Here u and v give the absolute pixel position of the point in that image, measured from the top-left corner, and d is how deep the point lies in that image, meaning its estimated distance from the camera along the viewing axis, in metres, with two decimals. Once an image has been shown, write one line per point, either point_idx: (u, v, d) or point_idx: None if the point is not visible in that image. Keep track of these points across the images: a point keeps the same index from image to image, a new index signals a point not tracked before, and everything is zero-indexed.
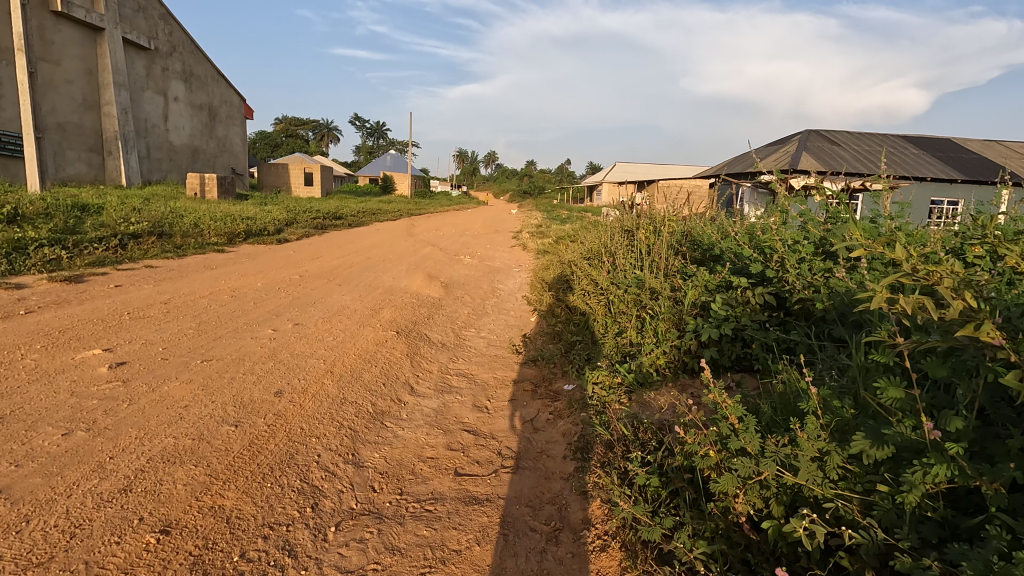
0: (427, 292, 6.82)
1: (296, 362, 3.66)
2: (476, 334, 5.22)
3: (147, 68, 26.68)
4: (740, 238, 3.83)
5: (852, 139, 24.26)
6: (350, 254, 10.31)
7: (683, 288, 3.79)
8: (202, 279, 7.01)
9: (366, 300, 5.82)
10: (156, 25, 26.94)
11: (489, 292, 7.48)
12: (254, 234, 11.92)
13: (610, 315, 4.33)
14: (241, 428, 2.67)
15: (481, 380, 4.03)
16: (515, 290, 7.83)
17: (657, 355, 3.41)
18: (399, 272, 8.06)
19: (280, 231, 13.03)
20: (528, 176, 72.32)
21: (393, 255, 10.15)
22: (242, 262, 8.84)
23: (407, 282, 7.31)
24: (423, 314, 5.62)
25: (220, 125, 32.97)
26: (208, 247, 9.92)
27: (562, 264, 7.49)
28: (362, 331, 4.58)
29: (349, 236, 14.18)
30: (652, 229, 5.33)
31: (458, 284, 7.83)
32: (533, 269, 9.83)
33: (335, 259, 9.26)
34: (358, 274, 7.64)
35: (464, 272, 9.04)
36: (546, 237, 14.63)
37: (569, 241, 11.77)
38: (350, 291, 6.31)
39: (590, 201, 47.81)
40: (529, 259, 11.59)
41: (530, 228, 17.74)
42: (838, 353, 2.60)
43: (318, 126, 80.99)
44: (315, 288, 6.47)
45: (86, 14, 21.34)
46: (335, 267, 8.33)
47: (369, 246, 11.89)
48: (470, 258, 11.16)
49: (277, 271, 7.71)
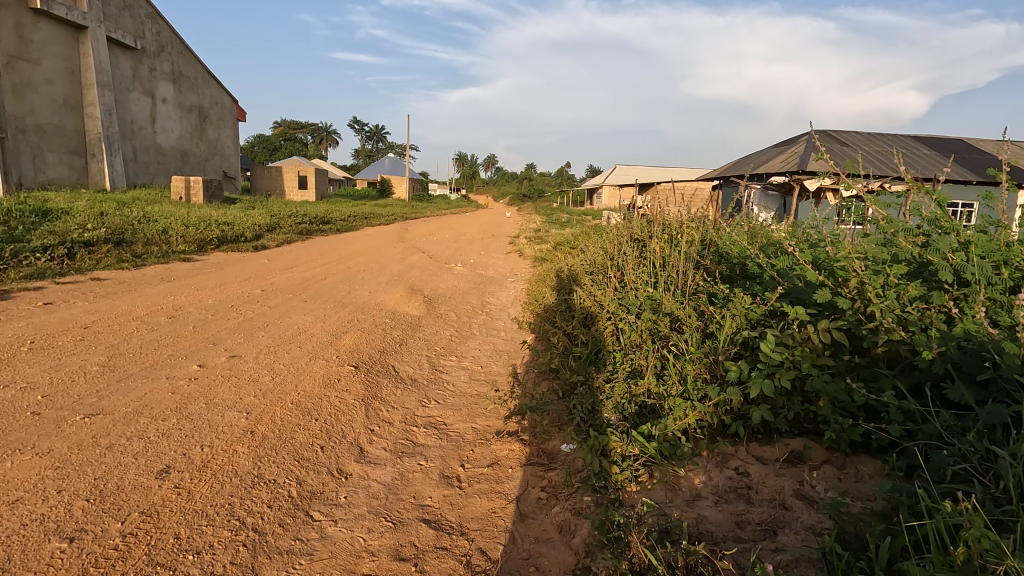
0: (405, 309, 5.97)
1: (206, 417, 2.78)
2: (456, 365, 4.35)
3: (134, 68, 25.93)
4: (789, 252, 2.95)
5: (862, 139, 23.42)
6: (330, 262, 9.47)
7: (716, 318, 2.92)
8: (151, 295, 6.17)
9: (329, 322, 4.96)
10: (142, 24, 26.21)
11: (477, 308, 6.63)
12: (229, 241, 11.09)
13: (619, 347, 3.46)
14: (77, 547, 1.80)
15: (456, 434, 3.16)
16: (507, 305, 6.97)
17: (685, 413, 2.52)
18: (376, 285, 7.19)
19: (259, 237, 12.19)
20: (528, 179, 71.54)
21: (377, 264, 9.32)
22: (206, 273, 7.97)
23: (385, 297, 6.45)
24: (395, 338, 4.76)
25: (211, 128, 32.18)
26: (173, 256, 9.07)
27: (561, 276, 6.64)
28: (313, 366, 3.70)
29: (335, 242, 13.36)
30: (667, 238, 4.47)
31: (444, 298, 6.99)
32: (529, 279, 9.00)
33: (310, 269, 8.41)
34: (330, 287, 6.77)
35: (452, 283, 8.20)
36: (545, 243, 13.77)
37: (569, 248, 10.94)
38: (314, 310, 5.45)
39: (590, 204, 47.18)
40: (525, 268, 10.73)
41: (528, 233, 16.88)
42: (973, 437, 1.75)
43: (316, 130, 80.53)
44: (274, 306, 5.61)
45: (68, 11, 20.56)
46: (307, 279, 7.48)
47: (353, 253, 11.07)
48: (461, 266, 10.34)
49: (238, 284, 6.85)
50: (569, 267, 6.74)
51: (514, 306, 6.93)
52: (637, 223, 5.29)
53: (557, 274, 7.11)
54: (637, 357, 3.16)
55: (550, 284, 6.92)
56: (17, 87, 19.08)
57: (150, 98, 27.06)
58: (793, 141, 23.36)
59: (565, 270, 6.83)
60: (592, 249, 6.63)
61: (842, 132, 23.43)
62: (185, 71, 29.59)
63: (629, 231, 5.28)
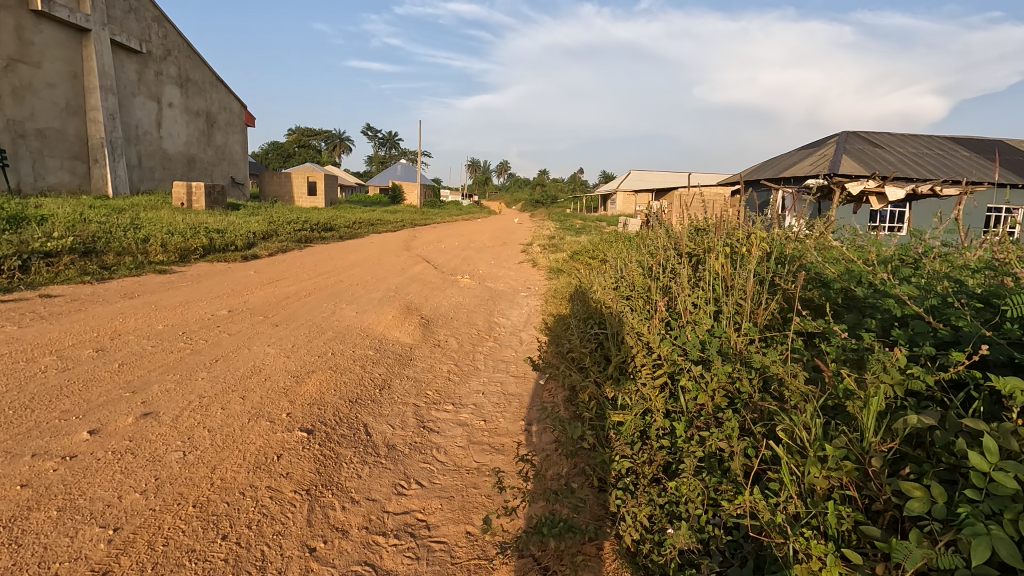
0: (395, 335, 4.94)
1: (44, 546, 1.77)
2: (451, 422, 3.29)
3: (139, 72, 25.44)
4: (962, 312, 1.95)
5: (895, 141, 22.16)
6: (322, 274, 8.52)
7: (844, 385, 1.89)
8: (98, 317, 5.23)
9: (296, 358, 3.94)
10: (148, 27, 25.75)
11: (484, 332, 5.59)
12: (216, 250, 10.20)
13: (679, 414, 2.44)
14: None
15: (441, 550, 2.11)
16: (520, 328, 5.93)
17: (823, 565, 1.47)
18: (367, 303, 6.18)
19: (252, 245, 11.30)
20: (540, 185, 70.62)
21: (373, 277, 8.34)
22: (178, 289, 7.03)
23: (374, 320, 5.42)
24: (376, 379, 3.73)
25: (219, 133, 31.65)
26: (147, 267, 8.17)
27: (584, 294, 5.59)
28: (248, 430, 2.66)
29: (335, 250, 12.43)
30: (727, 256, 3.42)
31: (444, 318, 5.98)
32: (543, 294, 7.96)
33: (297, 283, 7.47)
34: (311, 307, 5.77)
35: (457, 300, 7.17)
36: (560, 251, 12.72)
37: (587, 257, 9.87)
38: (283, 340, 4.44)
39: (603, 210, 46.10)
40: (540, 280, 9.69)
41: (541, 240, 15.84)
42: None
43: (329, 137, 80.47)
44: (236, 333, 4.61)
45: (70, 14, 19.94)
46: (289, 295, 6.52)
47: (351, 264, 10.13)
48: (468, 278, 9.35)
49: (207, 303, 5.88)
50: (593, 285, 5.70)
51: (529, 328, 5.89)
52: (682, 232, 4.21)
53: (579, 292, 6.06)
54: (711, 435, 2.12)
55: (571, 305, 5.86)
56: (16, 91, 18.48)
57: (155, 103, 26.57)
58: (821, 143, 22.10)
59: (589, 288, 5.79)
60: (621, 261, 5.56)
61: (874, 134, 22.16)
62: (192, 76, 29.12)
63: (670, 240, 4.22)
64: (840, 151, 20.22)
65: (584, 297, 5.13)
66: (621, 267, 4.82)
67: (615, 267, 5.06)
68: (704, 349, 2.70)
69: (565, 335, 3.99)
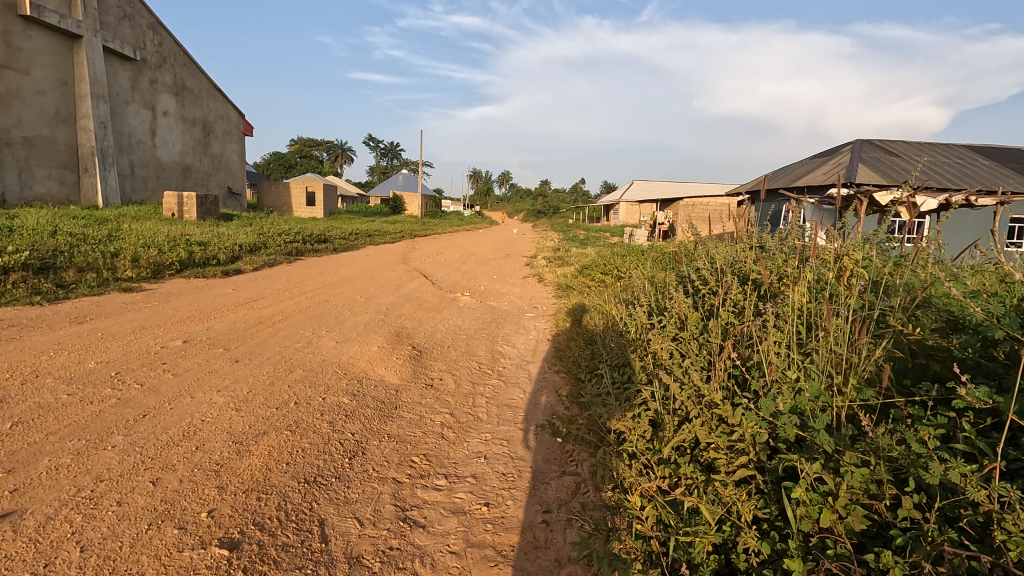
0: (378, 373, 4.09)
1: None
2: (442, 509, 2.45)
3: (133, 80, 24.88)
4: None
5: (912, 149, 21.38)
6: (307, 292, 7.73)
7: None
8: (28, 348, 4.41)
9: (248, 411, 3.08)
10: (143, 34, 25.25)
11: (486, 366, 4.75)
12: (195, 264, 9.41)
13: (788, 537, 1.62)
14: None
15: None
16: (527, 359, 5.11)
17: None
18: (350, 329, 5.34)
19: (236, 259, 10.52)
20: (542, 196, 69.89)
21: (364, 296, 7.55)
22: (140, 310, 6.21)
23: (356, 352, 4.58)
24: (347, 443, 2.88)
25: (216, 142, 31.02)
26: (111, 284, 7.36)
27: (606, 320, 4.75)
28: (140, 548, 1.83)
29: (327, 263, 11.64)
30: (809, 285, 2.58)
31: (439, 347, 5.16)
32: (551, 316, 7.14)
33: (276, 304, 6.67)
34: (284, 336, 4.94)
35: (455, 324, 6.32)
36: (567, 265, 11.89)
37: (598, 272, 9.03)
38: (238, 383, 3.60)
39: (606, 220, 45.40)
40: (546, 298, 8.85)
41: (546, 253, 15.01)
42: None
43: (331, 148, 80.20)
44: (183, 372, 3.76)
45: (61, 19, 19.26)
46: (262, 319, 5.71)
47: (342, 279, 9.32)
48: (468, 296, 8.54)
49: (163, 330, 5.05)
50: (615, 309, 4.85)
51: (538, 360, 5.05)
52: (736, 250, 3.36)
53: (598, 319, 5.22)
54: None
55: (588, 333, 5.02)
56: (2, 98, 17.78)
57: (150, 111, 25.97)
58: (834, 152, 21.37)
59: (610, 313, 4.96)
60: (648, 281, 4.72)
61: (889, 142, 21.40)
62: (189, 84, 28.58)
63: (718, 259, 3.40)
64: (855, 160, 19.46)
65: (606, 325, 4.30)
66: (652, 291, 3.98)
67: (642, 290, 4.22)
68: (807, 428, 1.89)
69: (587, 380, 3.15)
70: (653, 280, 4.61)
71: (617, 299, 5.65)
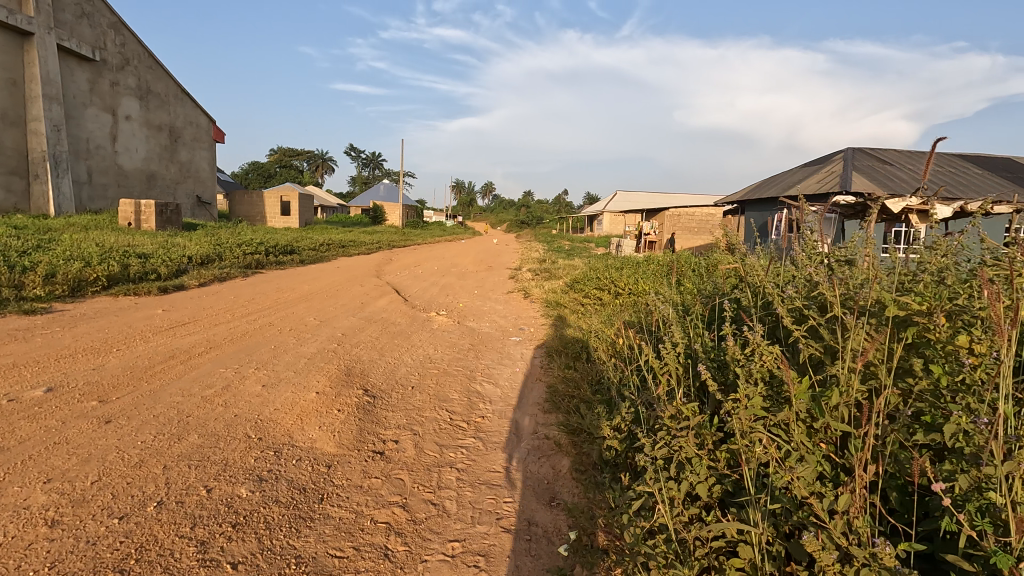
0: (308, 437, 2.96)
1: None
2: None
3: (92, 82, 23.45)
4: None
5: (904, 158, 20.84)
6: (253, 313, 6.55)
7: None
8: None
9: (68, 530, 1.93)
10: (104, 34, 23.87)
11: (459, 417, 3.62)
12: (128, 280, 8.14)
13: None
14: None
15: None
16: (513, 403, 4.00)
17: None
18: (287, 366, 4.18)
19: (181, 273, 9.26)
20: (525, 206, 68.80)
21: (320, 317, 6.39)
22: (29, 339, 4.98)
23: (287, 401, 3.44)
24: None
25: (184, 149, 29.50)
26: (9, 305, 6.09)
27: (616, 357, 3.69)
28: None
29: (288, 277, 10.43)
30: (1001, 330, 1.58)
31: (400, 388, 4.04)
32: (539, 341, 6.06)
33: (206, 329, 5.48)
34: (194, 379, 3.74)
35: (425, 354, 5.17)
36: (556, 279, 10.81)
37: (590, 287, 7.96)
38: (85, 465, 2.42)
39: (590, 229, 44.70)
40: (534, 317, 7.75)
41: (531, 265, 13.93)
42: None
43: (312, 157, 78.76)
44: (12, 446, 2.57)
45: (8, 14, 17.74)
46: (178, 351, 4.52)
47: (300, 297, 8.15)
48: (444, 316, 7.43)
49: (34, 370, 3.83)
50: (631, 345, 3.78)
51: (527, 404, 3.97)
52: (820, 268, 2.33)
53: (607, 352, 4.15)
54: None
55: (594, 371, 3.94)
56: None
57: (110, 115, 24.49)
58: (825, 160, 20.77)
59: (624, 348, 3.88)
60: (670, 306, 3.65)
61: (880, 150, 20.87)
62: (155, 87, 27.12)
63: (796, 282, 2.35)
64: (848, 167, 18.81)
65: (621, 365, 3.23)
66: (687, 327, 2.91)
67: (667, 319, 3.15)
68: None
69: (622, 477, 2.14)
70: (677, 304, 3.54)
71: (623, 325, 4.59)
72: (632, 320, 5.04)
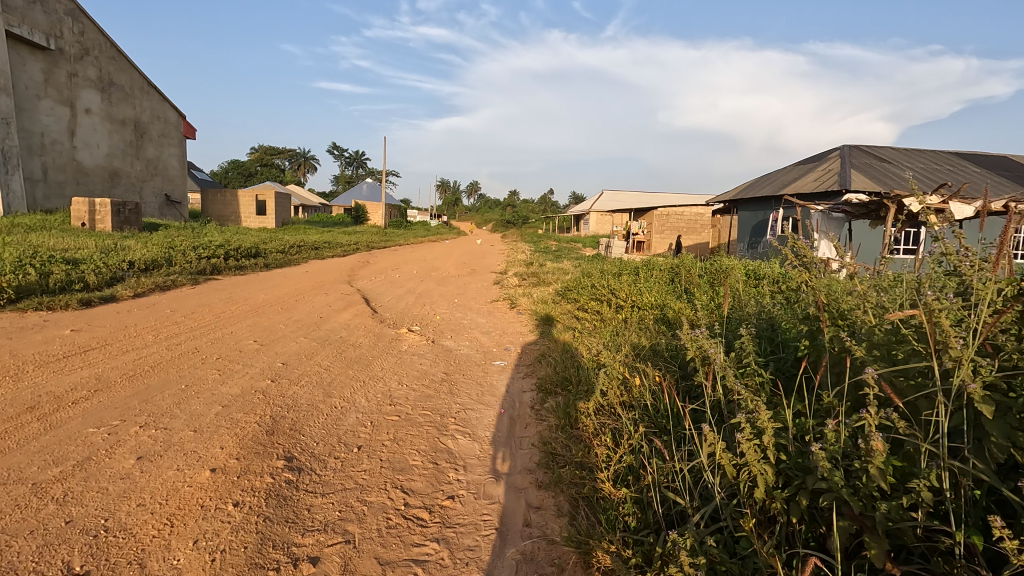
0: (169, 567, 1.88)
1: None
2: None
3: (46, 72, 21.90)
4: None
5: (901, 156, 20.16)
6: (183, 333, 5.43)
7: None
8: None
9: None
10: (60, 21, 22.33)
11: (418, 502, 2.55)
12: (42, 290, 6.92)
13: None
14: None
15: None
16: (497, 472, 2.94)
17: None
18: (189, 422, 3.06)
19: (116, 281, 8.07)
20: (511, 207, 67.93)
21: (263, 338, 5.30)
22: None
23: (164, 489, 2.34)
24: None
25: (151, 144, 27.92)
26: None
27: (641, 415, 2.68)
28: None
29: (245, 285, 9.29)
30: None
31: (343, 451, 2.97)
32: (527, 368, 5.02)
33: (110, 358, 4.36)
34: (38, 451, 2.61)
35: (385, 391, 4.08)
36: (545, 286, 9.74)
37: (585, 297, 6.89)
38: None
39: (577, 230, 43.85)
40: (521, 332, 6.73)
41: (518, 269, 12.91)
42: None
43: (294, 156, 77.10)
44: None
45: None
46: (49, 395, 3.39)
47: (250, 310, 7.03)
48: (416, 332, 6.36)
49: None
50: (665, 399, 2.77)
51: (514, 473, 2.92)
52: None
53: (625, 398, 3.08)
54: None
55: (605, 426, 2.89)
56: None
57: (68, 108, 22.95)
58: (821, 158, 20.01)
59: (650, 402, 2.85)
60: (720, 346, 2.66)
61: (878, 148, 20.17)
62: (118, 80, 25.59)
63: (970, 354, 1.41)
64: (846, 165, 18.04)
65: (664, 447, 2.19)
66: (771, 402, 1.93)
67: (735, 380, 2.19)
68: None
69: None
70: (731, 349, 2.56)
71: (644, 361, 3.57)
72: (650, 352, 4.01)
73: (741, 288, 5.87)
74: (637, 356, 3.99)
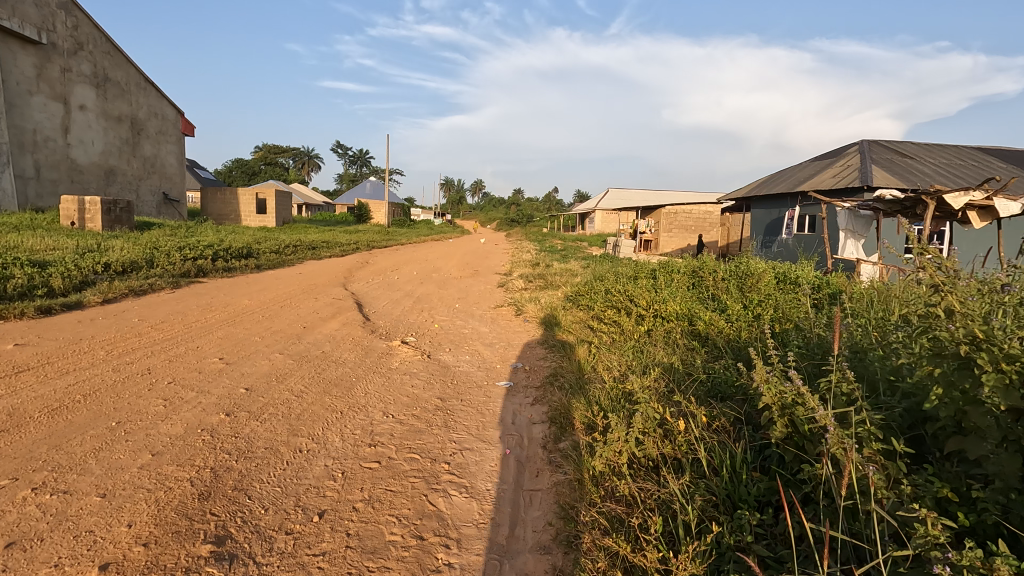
0: None
1: None
2: None
3: (38, 67, 21.26)
4: None
5: (922, 151, 19.30)
6: (141, 349, 4.73)
7: None
8: None
9: None
10: (53, 14, 21.68)
11: None
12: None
13: None
14: None
15: None
16: (502, 552, 2.21)
17: None
18: (98, 482, 2.34)
19: (86, 286, 7.39)
20: (515, 205, 67.14)
21: (233, 354, 4.59)
22: None
23: None
24: None
25: (148, 142, 27.29)
26: None
27: (703, 498, 1.99)
28: None
29: (229, 289, 8.61)
30: None
31: (297, 522, 2.24)
32: (537, 389, 4.29)
33: (41, 383, 3.66)
34: None
35: (365, 426, 3.35)
36: (553, 290, 9.00)
37: (598, 305, 6.13)
38: None
39: (583, 227, 43.06)
40: (527, 343, 6.01)
41: (523, 270, 12.21)
42: None
43: (297, 154, 76.48)
44: None
45: None
46: None
47: (228, 318, 6.32)
48: (409, 344, 5.64)
49: None
50: (733, 465, 2.10)
51: (524, 552, 2.21)
52: None
53: (672, 450, 2.38)
54: None
55: (647, 495, 2.19)
56: None
57: (61, 104, 22.32)
58: (839, 153, 19.18)
59: (711, 467, 2.15)
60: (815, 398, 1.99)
61: (898, 143, 19.32)
62: (114, 75, 24.95)
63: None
64: (866, 160, 17.21)
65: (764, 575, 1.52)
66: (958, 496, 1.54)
67: (866, 466, 1.54)
68: None
69: None
70: (833, 404, 1.90)
71: (691, 398, 2.85)
72: (693, 385, 3.27)
73: (781, 296, 5.09)
74: (676, 388, 3.28)
